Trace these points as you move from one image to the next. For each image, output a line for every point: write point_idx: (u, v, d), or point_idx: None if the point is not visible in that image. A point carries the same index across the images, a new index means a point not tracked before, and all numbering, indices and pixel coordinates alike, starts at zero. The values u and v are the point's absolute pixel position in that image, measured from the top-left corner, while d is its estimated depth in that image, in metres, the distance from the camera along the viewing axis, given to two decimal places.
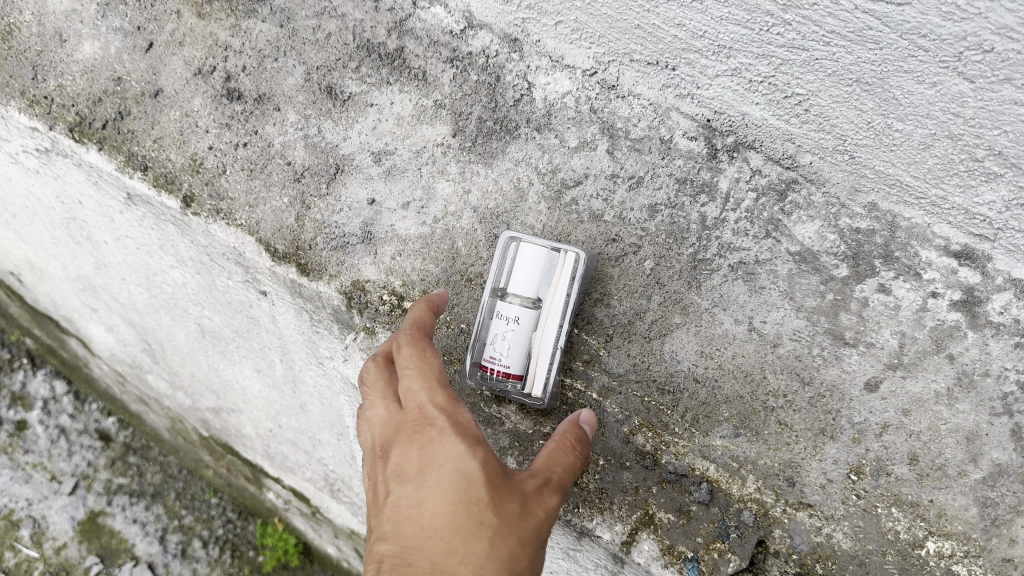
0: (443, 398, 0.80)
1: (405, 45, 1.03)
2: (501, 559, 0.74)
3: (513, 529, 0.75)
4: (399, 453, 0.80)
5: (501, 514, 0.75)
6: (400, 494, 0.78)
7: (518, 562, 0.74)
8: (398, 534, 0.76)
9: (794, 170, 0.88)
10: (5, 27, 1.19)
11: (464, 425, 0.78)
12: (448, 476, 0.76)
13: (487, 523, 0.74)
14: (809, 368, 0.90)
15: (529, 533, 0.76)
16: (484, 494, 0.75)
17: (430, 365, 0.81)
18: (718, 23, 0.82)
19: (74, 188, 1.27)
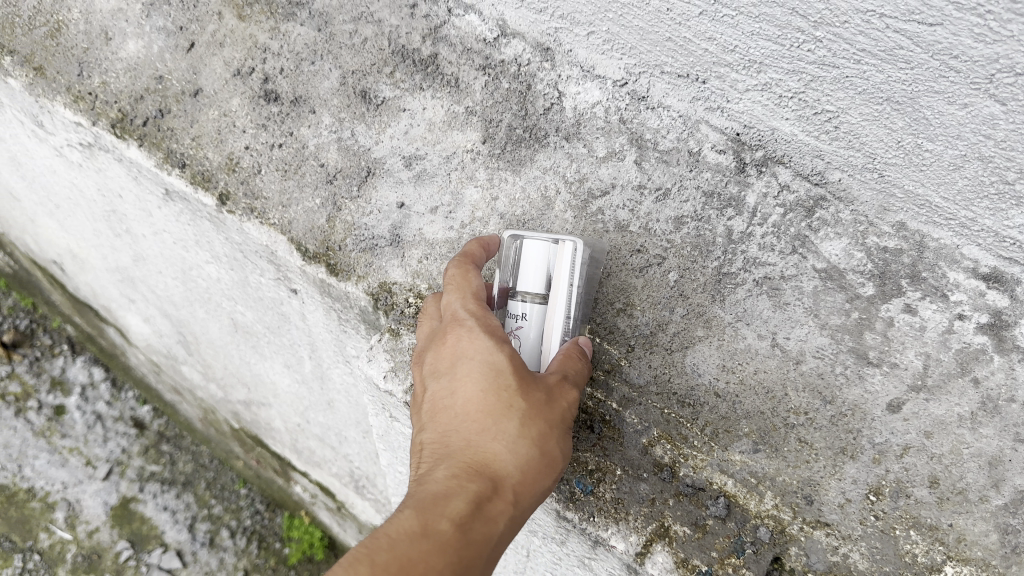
0: (475, 298, 0.85)
1: (439, 52, 1.05)
2: (531, 437, 0.79)
3: (541, 413, 0.80)
4: (433, 353, 0.85)
5: (530, 400, 0.79)
6: (436, 389, 0.83)
7: (545, 442, 0.79)
8: (437, 421, 0.83)
9: (822, 187, 0.88)
10: (55, 25, 1.23)
11: (493, 323, 0.83)
12: (480, 367, 0.80)
13: (517, 404, 0.79)
14: (831, 387, 0.89)
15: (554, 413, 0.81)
16: (515, 383, 0.79)
17: (465, 275, 0.85)
18: (748, 38, 0.82)
19: (115, 182, 1.30)
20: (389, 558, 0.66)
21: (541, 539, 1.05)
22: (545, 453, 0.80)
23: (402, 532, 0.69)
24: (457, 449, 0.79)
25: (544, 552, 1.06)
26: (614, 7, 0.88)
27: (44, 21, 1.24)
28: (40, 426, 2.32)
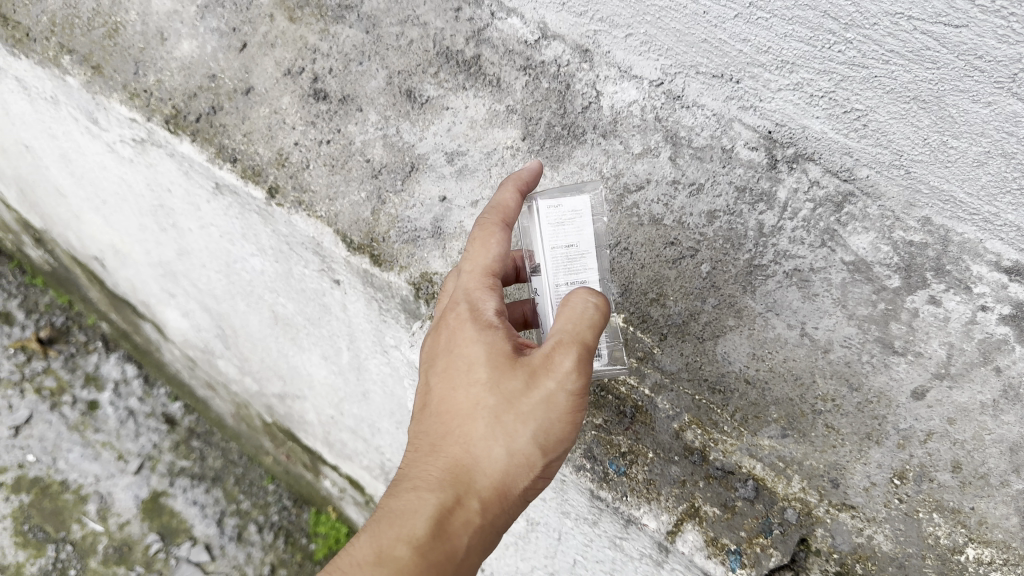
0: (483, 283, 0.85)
1: (482, 53, 1.10)
2: (503, 434, 0.80)
3: (515, 405, 0.79)
4: (433, 338, 0.88)
5: (503, 395, 0.79)
6: (428, 382, 0.87)
7: (518, 439, 0.79)
8: (425, 416, 0.87)
9: (850, 183, 0.92)
10: (113, 26, 1.30)
11: (482, 312, 0.83)
12: (462, 362, 0.82)
13: (489, 403, 0.80)
14: (858, 374, 0.93)
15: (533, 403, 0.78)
16: (486, 381, 0.80)
17: (478, 242, 0.85)
18: (783, 39, 0.87)
19: (165, 177, 1.35)
20: None
21: (573, 521, 1.08)
22: (519, 448, 0.80)
23: (363, 560, 0.78)
24: (439, 446, 0.83)
25: (576, 535, 1.09)
26: (653, 10, 0.94)
27: (103, 22, 1.31)
28: (75, 420, 2.40)
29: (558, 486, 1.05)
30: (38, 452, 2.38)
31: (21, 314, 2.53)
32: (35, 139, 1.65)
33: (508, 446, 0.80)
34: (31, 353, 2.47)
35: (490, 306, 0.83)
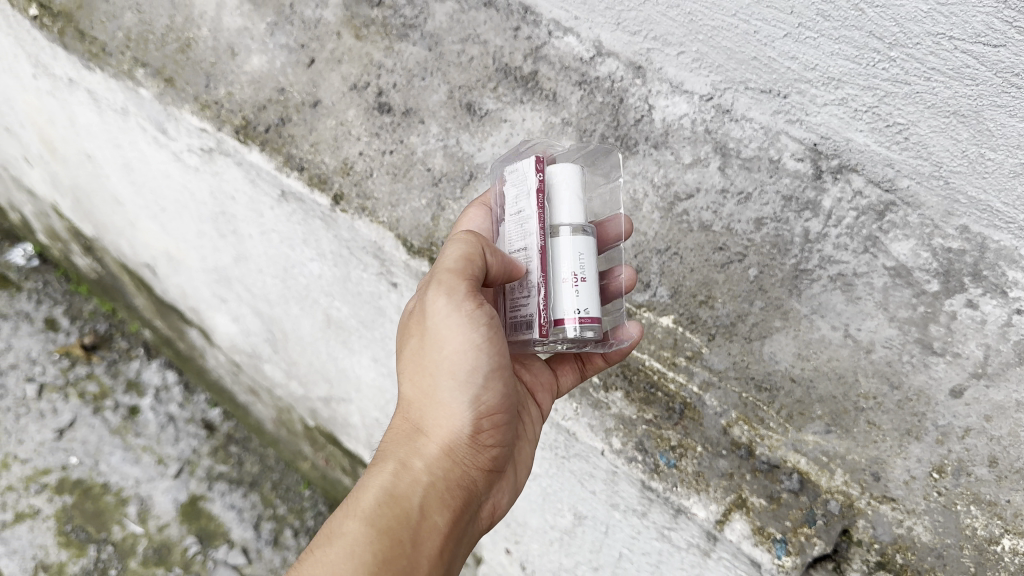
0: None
1: (539, 69, 1.17)
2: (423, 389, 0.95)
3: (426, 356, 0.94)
4: None
5: (416, 355, 0.96)
6: None
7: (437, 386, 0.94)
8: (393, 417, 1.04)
9: (892, 194, 0.97)
10: (185, 41, 1.39)
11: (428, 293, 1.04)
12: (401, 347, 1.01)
13: (413, 362, 0.96)
14: (898, 373, 0.98)
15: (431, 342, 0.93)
16: (408, 351, 0.98)
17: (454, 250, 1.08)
18: (829, 57, 0.94)
19: (230, 185, 1.43)
20: (309, 555, 0.88)
21: (621, 512, 1.13)
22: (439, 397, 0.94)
23: (324, 534, 0.90)
24: (395, 425, 0.99)
25: (623, 527, 1.14)
26: (705, 29, 1.01)
27: (175, 38, 1.40)
28: (116, 424, 2.48)
29: (610, 478, 1.10)
30: (82, 455, 2.43)
31: (67, 321, 2.65)
32: (99, 149, 1.73)
33: (435, 399, 0.94)
34: (75, 358, 2.58)
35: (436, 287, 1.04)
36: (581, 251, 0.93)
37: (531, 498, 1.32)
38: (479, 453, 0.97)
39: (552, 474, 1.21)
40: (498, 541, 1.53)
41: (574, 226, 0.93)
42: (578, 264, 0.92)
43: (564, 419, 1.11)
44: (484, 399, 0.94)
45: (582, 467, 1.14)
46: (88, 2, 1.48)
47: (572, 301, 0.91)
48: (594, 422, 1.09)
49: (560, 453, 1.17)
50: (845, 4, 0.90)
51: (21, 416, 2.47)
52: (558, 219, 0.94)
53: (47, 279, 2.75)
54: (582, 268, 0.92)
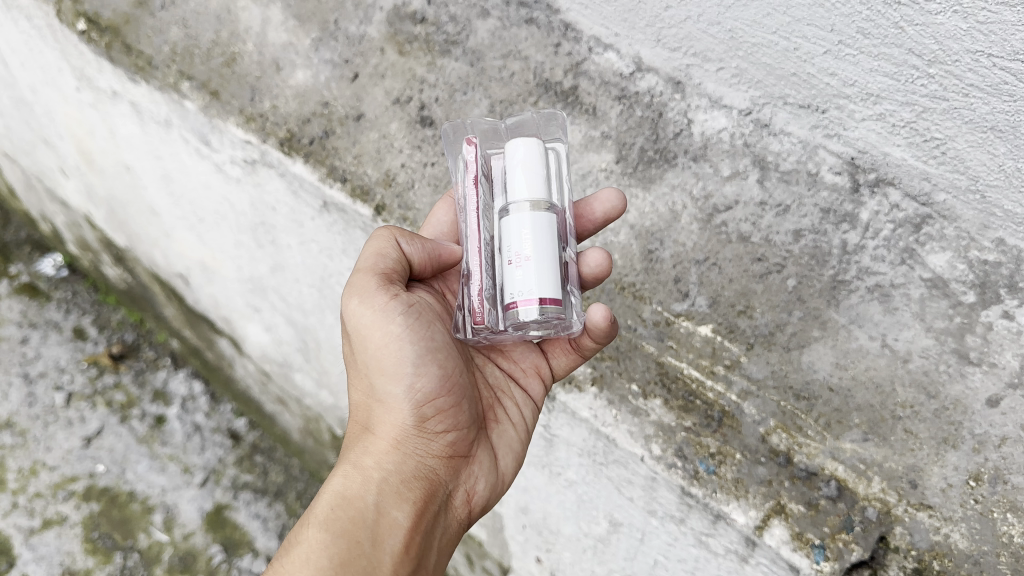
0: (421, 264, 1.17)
1: (579, 84, 1.20)
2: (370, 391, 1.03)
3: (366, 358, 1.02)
4: None
5: (360, 361, 1.04)
6: None
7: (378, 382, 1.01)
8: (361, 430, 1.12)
9: (928, 207, 1.00)
10: (230, 55, 1.42)
11: None
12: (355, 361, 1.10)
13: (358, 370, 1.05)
14: (935, 383, 0.99)
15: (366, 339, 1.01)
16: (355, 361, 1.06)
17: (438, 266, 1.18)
18: (868, 73, 0.96)
19: (271, 196, 1.46)
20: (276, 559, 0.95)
21: (658, 519, 1.15)
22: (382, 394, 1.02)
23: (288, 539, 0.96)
24: (354, 440, 1.06)
25: (660, 533, 1.16)
26: (745, 46, 1.04)
27: (221, 52, 1.43)
28: (143, 433, 2.51)
29: (649, 484, 1.12)
30: (109, 463, 2.46)
31: (95, 331, 2.69)
32: (137, 160, 1.76)
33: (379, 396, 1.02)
34: (103, 368, 2.61)
35: None
36: (526, 228, 0.97)
37: (566, 506, 1.33)
38: (434, 441, 1.02)
39: (589, 481, 1.23)
40: (528, 549, 1.55)
41: (525, 204, 0.98)
42: (522, 244, 0.96)
43: (603, 425, 1.13)
44: (420, 385, 0.99)
45: (620, 473, 1.16)
46: (135, 17, 1.52)
47: (517, 282, 0.95)
48: (634, 428, 1.11)
49: (598, 459, 1.18)
50: (885, 22, 0.92)
51: (50, 424, 2.51)
52: (511, 200, 1.00)
53: (76, 289, 2.80)
54: (525, 247, 0.96)
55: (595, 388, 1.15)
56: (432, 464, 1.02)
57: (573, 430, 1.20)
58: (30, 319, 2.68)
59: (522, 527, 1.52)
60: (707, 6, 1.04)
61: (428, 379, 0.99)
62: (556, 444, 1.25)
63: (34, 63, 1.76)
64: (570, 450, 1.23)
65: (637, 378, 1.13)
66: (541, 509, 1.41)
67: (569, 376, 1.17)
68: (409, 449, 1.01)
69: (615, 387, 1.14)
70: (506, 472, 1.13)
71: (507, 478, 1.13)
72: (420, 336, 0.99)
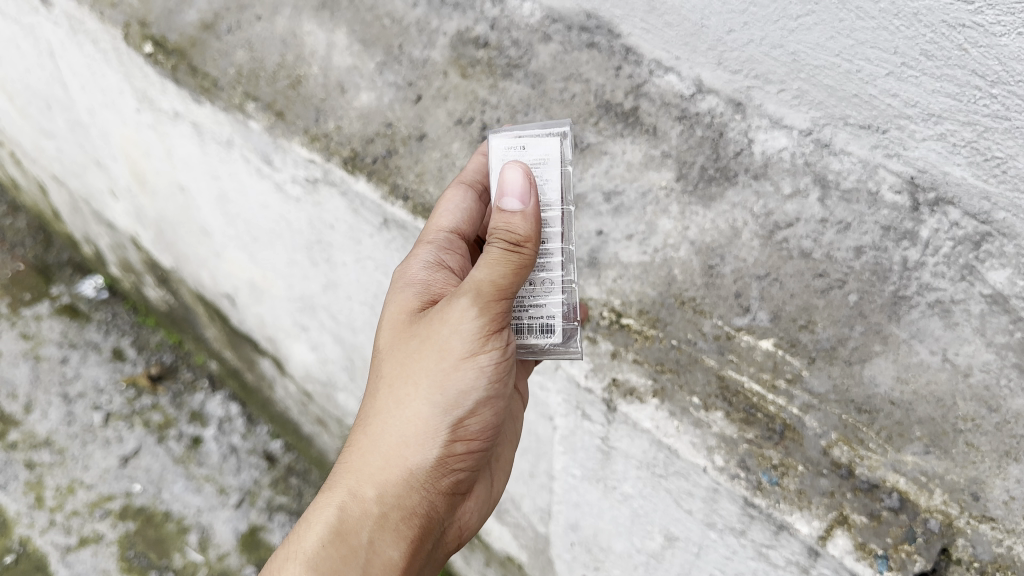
0: (426, 243, 1.17)
1: (640, 105, 1.24)
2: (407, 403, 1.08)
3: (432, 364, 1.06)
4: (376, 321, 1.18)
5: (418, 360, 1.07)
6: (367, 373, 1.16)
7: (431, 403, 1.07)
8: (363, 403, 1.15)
9: (988, 225, 1.01)
10: (296, 78, 1.49)
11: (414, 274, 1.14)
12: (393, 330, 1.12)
13: (400, 389, 1.07)
14: (997, 397, 1.01)
15: (440, 366, 1.06)
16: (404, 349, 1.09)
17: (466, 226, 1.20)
18: (930, 94, 0.98)
19: (330, 214, 1.50)
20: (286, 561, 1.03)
21: (717, 532, 1.18)
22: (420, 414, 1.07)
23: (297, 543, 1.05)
24: (359, 449, 1.09)
25: (718, 547, 1.19)
26: (807, 68, 1.07)
27: (286, 75, 1.49)
28: (179, 454, 2.51)
29: (710, 496, 1.14)
30: (145, 482, 2.46)
31: (133, 352, 2.73)
32: (193, 180, 1.80)
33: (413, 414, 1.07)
34: (141, 388, 2.63)
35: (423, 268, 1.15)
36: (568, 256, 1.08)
37: (619, 521, 1.36)
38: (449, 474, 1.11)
39: (646, 494, 1.26)
40: (574, 568, 1.59)
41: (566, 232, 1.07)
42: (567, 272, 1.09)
43: (666, 436, 1.15)
44: (467, 423, 1.09)
45: (680, 484, 1.18)
46: (201, 40, 1.57)
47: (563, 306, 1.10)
48: (696, 440, 1.13)
49: (657, 471, 1.21)
50: (949, 44, 0.95)
51: (88, 443, 2.52)
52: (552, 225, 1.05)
53: (115, 312, 2.83)
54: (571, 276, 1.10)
55: (656, 400, 1.17)
56: (434, 499, 1.11)
57: (633, 442, 1.21)
58: (71, 340, 2.72)
59: (570, 546, 1.55)
60: (771, 30, 1.07)
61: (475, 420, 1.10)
62: (613, 456, 1.27)
63: (95, 85, 1.79)
64: (627, 463, 1.25)
65: (698, 391, 1.16)
66: (591, 525, 1.44)
67: (631, 388, 1.19)
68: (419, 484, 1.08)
69: (677, 399, 1.16)
70: (495, 491, 1.30)
71: (495, 497, 1.30)
72: (494, 382, 1.08)
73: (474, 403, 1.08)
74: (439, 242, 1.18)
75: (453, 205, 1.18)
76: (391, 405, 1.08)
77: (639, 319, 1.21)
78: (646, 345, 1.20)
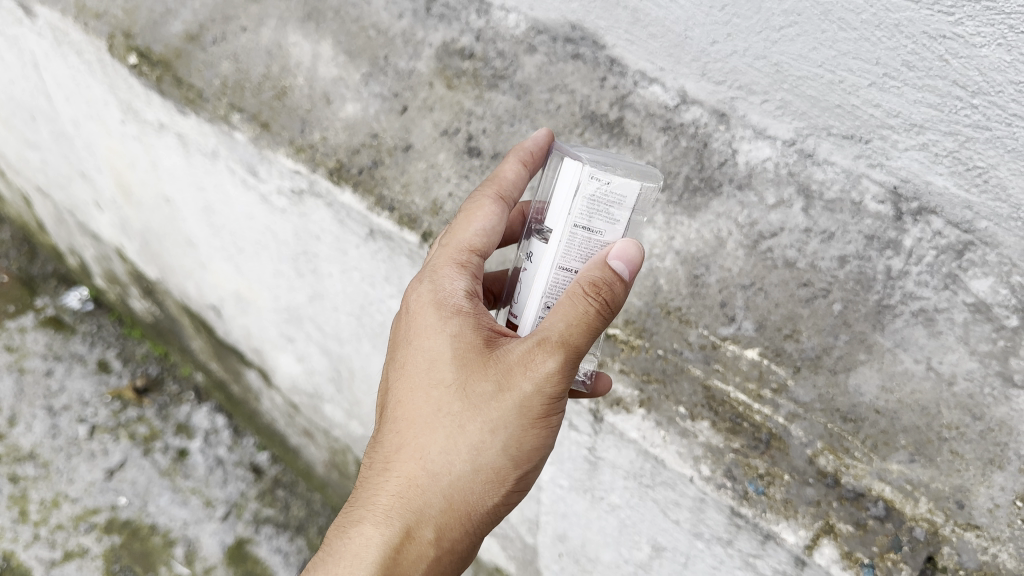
0: (459, 264, 1.07)
1: (625, 116, 1.25)
2: (464, 450, 1.01)
3: (484, 407, 1.00)
4: (405, 328, 1.08)
5: (478, 404, 1.00)
6: (398, 390, 1.08)
7: (490, 456, 1.01)
8: (395, 426, 1.07)
9: (970, 234, 1.01)
10: (281, 89, 1.48)
11: (455, 292, 1.05)
12: (430, 356, 1.04)
13: (473, 438, 1.00)
14: (980, 405, 1.01)
15: (519, 426, 1.00)
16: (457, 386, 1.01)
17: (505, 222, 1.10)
18: (912, 104, 0.98)
19: (316, 225, 1.51)
20: None
21: (704, 541, 1.20)
22: (479, 462, 1.01)
23: None
24: (403, 487, 1.04)
25: (705, 556, 1.21)
26: (791, 79, 1.08)
27: (272, 86, 1.49)
28: (165, 467, 2.49)
29: (697, 505, 1.18)
30: (131, 495, 2.44)
31: (118, 363, 2.71)
32: (178, 192, 1.79)
33: (471, 464, 1.01)
34: (127, 401, 2.61)
35: (463, 287, 1.05)
36: None
37: (606, 532, 1.37)
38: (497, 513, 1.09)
39: (633, 505, 1.27)
40: None
41: None
42: None
43: (653, 446, 1.19)
44: (527, 476, 1.05)
45: (668, 495, 1.21)
46: (186, 51, 1.55)
47: None
48: (682, 450, 1.17)
49: (645, 481, 1.23)
50: (930, 55, 0.94)
51: (73, 455, 2.50)
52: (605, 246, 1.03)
53: (101, 322, 2.82)
54: None
55: (642, 410, 1.21)
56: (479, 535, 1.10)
57: (620, 452, 1.25)
58: (55, 352, 2.70)
59: (558, 556, 1.55)
60: (755, 41, 1.07)
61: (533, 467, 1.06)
62: (600, 466, 1.30)
63: (79, 96, 1.78)
64: (615, 473, 1.27)
65: (685, 400, 1.18)
66: (579, 536, 1.45)
67: (617, 399, 1.23)
68: (472, 528, 1.06)
69: (662, 409, 1.19)
70: None
71: None
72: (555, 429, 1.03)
73: (542, 455, 1.05)
74: (471, 265, 1.08)
75: (489, 228, 1.08)
76: (459, 450, 1.01)
77: (625, 329, 1.23)
78: (632, 354, 1.23)
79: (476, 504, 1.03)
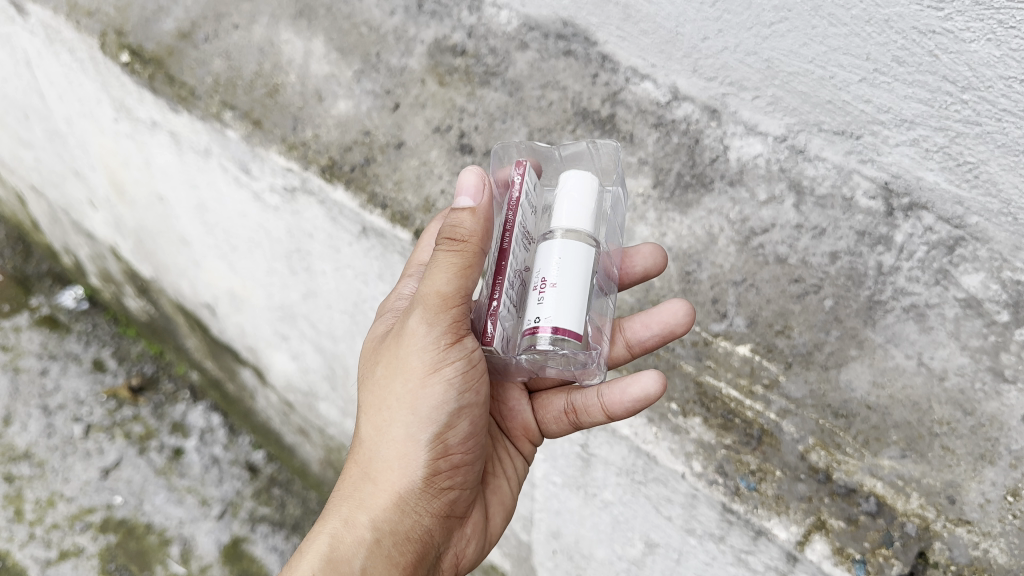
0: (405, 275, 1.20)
1: (616, 112, 1.25)
2: (378, 424, 1.08)
3: (389, 377, 1.08)
4: None
5: (384, 376, 1.09)
6: None
7: (398, 422, 1.07)
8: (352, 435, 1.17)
9: (961, 230, 1.03)
10: (273, 86, 1.48)
11: (396, 298, 1.19)
12: (367, 357, 1.16)
13: (384, 409, 1.08)
14: (971, 400, 1.01)
15: (417, 384, 1.05)
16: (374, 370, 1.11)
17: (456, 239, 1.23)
18: (903, 100, 0.99)
19: (309, 223, 1.49)
20: None
21: (697, 538, 1.18)
22: (391, 431, 1.07)
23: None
24: (350, 479, 1.11)
25: (698, 553, 1.20)
26: (782, 75, 1.09)
27: (264, 83, 1.49)
28: (161, 465, 2.49)
29: (689, 502, 1.14)
30: (126, 494, 2.43)
31: (114, 362, 2.70)
32: (171, 190, 1.79)
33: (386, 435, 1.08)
34: (121, 400, 2.60)
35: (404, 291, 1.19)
36: (558, 256, 1.03)
37: (599, 529, 1.37)
38: (438, 497, 1.09)
39: (626, 501, 1.26)
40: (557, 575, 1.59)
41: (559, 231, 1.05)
42: (550, 269, 1.03)
43: (644, 442, 1.15)
44: (444, 440, 1.07)
45: (660, 491, 1.18)
46: (178, 49, 1.56)
47: (542, 307, 1.01)
48: (675, 446, 1.14)
49: (637, 478, 1.21)
50: (920, 50, 0.95)
51: (68, 455, 2.49)
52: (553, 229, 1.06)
53: (97, 322, 2.81)
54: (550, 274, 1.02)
55: None
56: (427, 524, 1.09)
57: (613, 449, 1.22)
58: (50, 351, 2.70)
59: (552, 553, 1.55)
60: (745, 36, 1.08)
61: (455, 433, 1.07)
62: (593, 463, 1.28)
63: (72, 94, 1.77)
64: (607, 469, 1.26)
65: (677, 397, 1.16)
66: (573, 533, 1.44)
67: None
68: (406, 506, 1.07)
69: (655, 405, 1.16)
70: (496, 525, 1.26)
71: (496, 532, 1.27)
72: (467, 390, 1.06)
73: (462, 422, 1.07)
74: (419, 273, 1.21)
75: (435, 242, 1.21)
76: (376, 424, 1.09)
77: None
78: None
79: (396, 476, 1.07)
